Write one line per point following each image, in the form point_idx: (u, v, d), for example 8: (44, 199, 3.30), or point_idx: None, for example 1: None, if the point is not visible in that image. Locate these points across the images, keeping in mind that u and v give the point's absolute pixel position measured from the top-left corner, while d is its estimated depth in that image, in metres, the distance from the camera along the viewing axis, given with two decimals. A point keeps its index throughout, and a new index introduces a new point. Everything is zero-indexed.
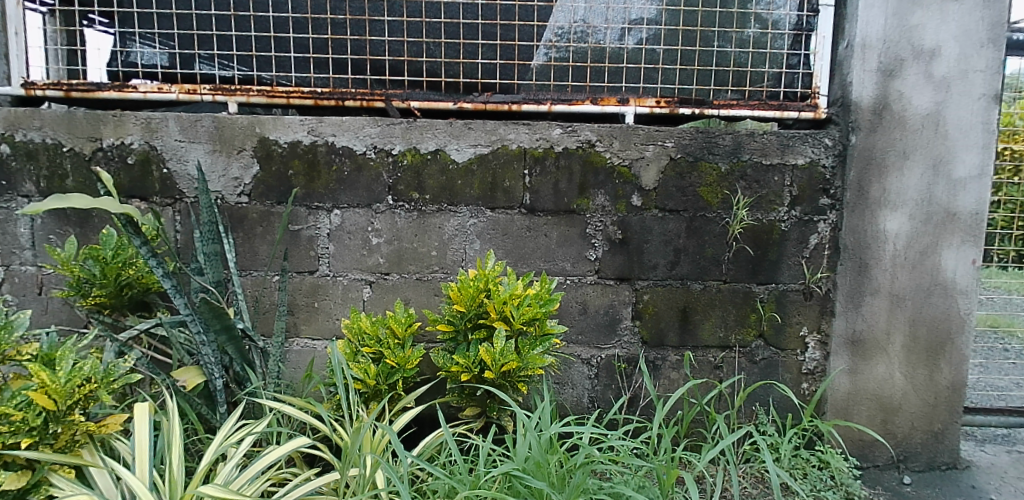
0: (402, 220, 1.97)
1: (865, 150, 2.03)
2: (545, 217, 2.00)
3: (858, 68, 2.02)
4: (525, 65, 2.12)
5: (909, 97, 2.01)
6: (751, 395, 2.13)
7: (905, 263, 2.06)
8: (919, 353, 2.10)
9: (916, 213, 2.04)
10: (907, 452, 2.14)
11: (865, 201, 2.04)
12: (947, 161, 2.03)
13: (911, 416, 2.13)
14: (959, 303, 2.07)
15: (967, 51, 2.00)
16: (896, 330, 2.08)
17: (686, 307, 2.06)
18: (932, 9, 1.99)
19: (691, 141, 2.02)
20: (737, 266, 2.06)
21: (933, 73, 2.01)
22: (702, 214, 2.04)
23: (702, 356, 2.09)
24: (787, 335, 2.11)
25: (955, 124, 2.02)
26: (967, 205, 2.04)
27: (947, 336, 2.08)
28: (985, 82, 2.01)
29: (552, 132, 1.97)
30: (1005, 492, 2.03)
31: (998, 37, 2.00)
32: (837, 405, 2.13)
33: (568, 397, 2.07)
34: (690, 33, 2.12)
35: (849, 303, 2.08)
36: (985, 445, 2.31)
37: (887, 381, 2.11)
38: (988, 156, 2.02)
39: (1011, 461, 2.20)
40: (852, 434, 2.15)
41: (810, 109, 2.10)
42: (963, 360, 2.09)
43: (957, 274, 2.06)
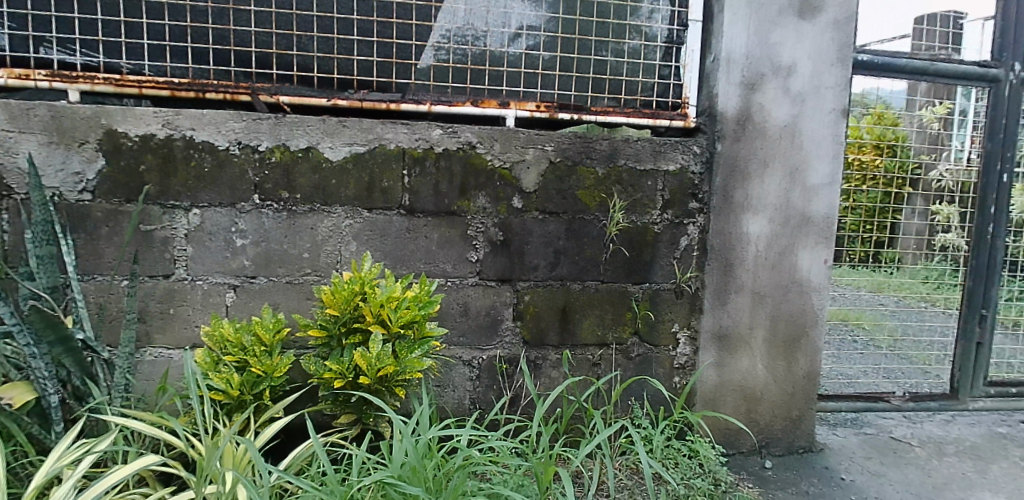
0: (270, 220, 1.88)
1: (729, 157, 2.17)
2: (425, 219, 1.98)
3: (724, 80, 2.15)
4: (404, 64, 2.09)
5: (768, 109, 2.18)
6: (627, 391, 2.21)
7: (766, 262, 2.22)
8: (778, 346, 2.26)
9: (775, 217, 2.21)
10: (768, 438, 2.30)
11: (730, 205, 2.18)
12: (802, 169, 2.21)
13: (772, 404, 2.29)
14: (813, 300, 2.26)
15: (819, 69, 2.20)
16: (758, 325, 2.24)
17: (565, 307, 2.11)
18: (789, 29, 2.17)
19: (569, 146, 2.07)
20: (613, 266, 2.14)
21: (790, 88, 2.19)
22: (581, 217, 2.10)
23: (581, 354, 2.14)
24: (659, 332, 2.20)
25: (808, 135, 2.21)
26: (820, 209, 2.23)
27: (803, 329, 2.26)
28: (834, 97, 2.21)
29: (431, 132, 1.95)
30: (853, 471, 2.23)
31: (845, 57, 2.21)
32: (705, 397, 2.24)
33: (448, 400, 2.05)
34: (568, 41, 2.17)
35: (716, 300, 2.21)
36: (836, 429, 2.53)
37: (750, 373, 2.26)
38: (837, 164, 2.23)
39: (858, 443, 2.43)
40: (719, 424, 2.27)
41: (680, 118, 2.22)
42: (817, 351, 2.28)
43: (812, 273, 2.25)
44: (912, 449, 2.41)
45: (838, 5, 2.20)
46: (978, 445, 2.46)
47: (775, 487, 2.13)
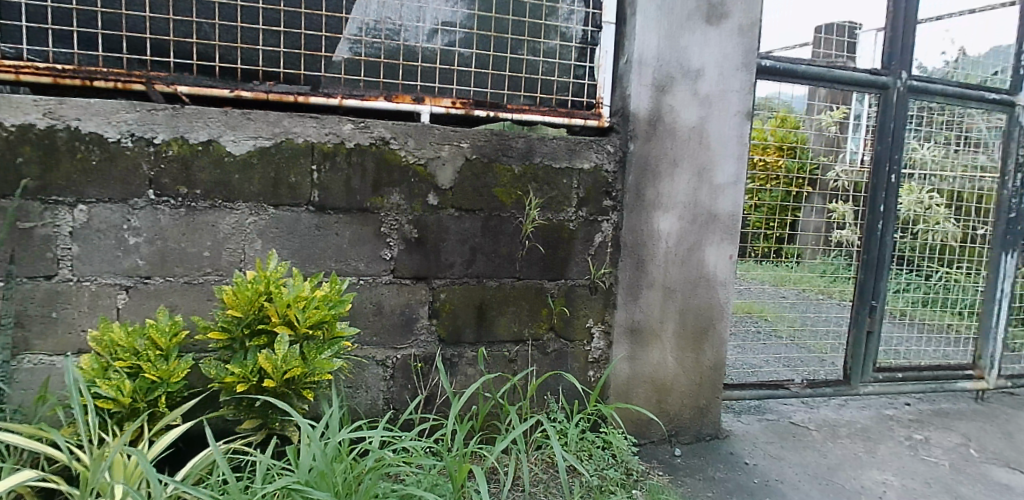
0: (167, 217, 1.78)
1: (641, 157, 2.23)
2: (336, 216, 1.93)
3: (636, 81, 2.21)
4: (312, 56, 2.03)
5: (678, 110, 2.26)
6: (542, 386, 2.24)
7: (675, 258, 2.30)
8: (687, 338, 2.35)
9: (684, 214, 2.29)
10: (677, 427, 2.39)
11: (642, 203, 2.25)
12: (709, 169, 2.31)
13: (681, 394, 2.38)
14: (719, 294, 2.36)
15: (725, 73, 2.30)
16: (668, 319, 2.32)
17: (481, 304, 2.11)
18: (697, 34, 2.26)
19: (485, 143, 2.07)
20: (529, 264, 2.16)
21: (698, 90, 2.28)
22: (497, 214, 2.10)
23: (497, 351, 2.15)
24: (574, 328, 2.25)
25: (715, 136, 2.30)
26: (725, 207, 2.34)
27: (710, 322, 2.37)
28: (739, 101, 2.32)
29: (342, 127, 1.91)
30: (755, 456, 2.36)
31: (748, 63, 2.33)
32: (618, 390, 2.31)
33: (361, 401, 2.02)
34: (484, 38, 2.17)
35: (628, 296, 2.27)
36: (740, 416, 2.67)
37: (661, 365, 2.34)
38: (741, 165, 2.34)
39: (760, 429, 2.57)
40: (632, 415, 2.34)
41: (594, 118, 2.26)
42: (723, 343, 2.39)
43: (718, 268, 2.35)
44: (809, 432, 2.57)
45: (743, 12, 2.30)
46: (867, 428, 2.66)
47: (684, 474, 2.21)
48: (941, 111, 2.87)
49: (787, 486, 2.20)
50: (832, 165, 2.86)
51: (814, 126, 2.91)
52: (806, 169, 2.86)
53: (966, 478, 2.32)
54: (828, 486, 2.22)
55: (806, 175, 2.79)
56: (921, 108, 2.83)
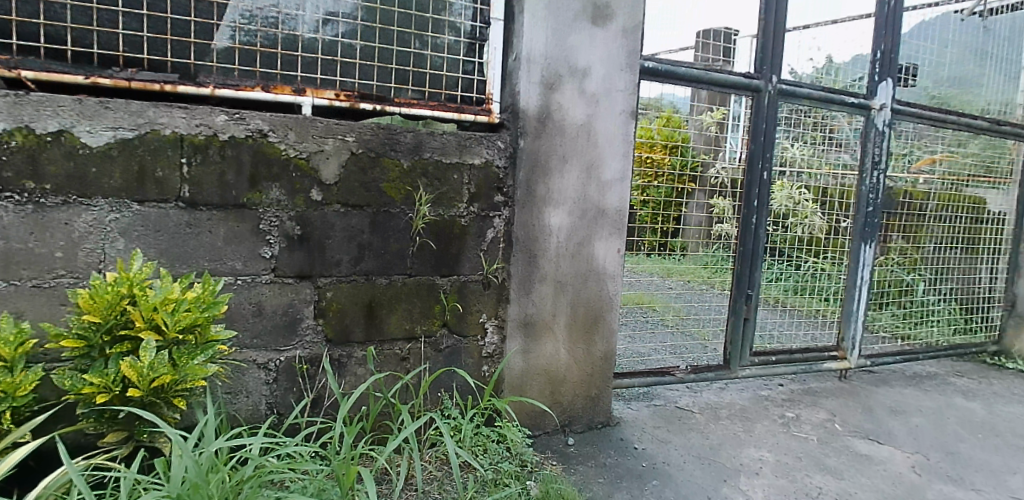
0: (10, 215, 1.64)
1: (531, 152, 2.27)
2: (209, 212, 1.84)
3: (525, 79, 2.24)
4: (181, 42, 1.91)
5: (566, 108, 2.31)
6: (436, 383, 2.22)
7: (566, 252, 2.35)
8: (579, 330, 2.41)
9: (574, 209, 2.35)
10: (570, 416, 2.45)
11: (532, 198, 2.28)
12: (597, 165, 2.39)
13: (574, 385, 2.43)
14: (608, 286, 2.44)
15: (610, 72, 2.39)
16: (560, 311, 2.37)
17: (370, 301, 2.06)
18: (584, 34, 2.32)
19: (372, 137, 2.03)
20: (420, 260, 2.14)
21: (585, 89, 2.34)
22: (385, 210, 2.06)
23: (388, 349, 2.11)
24: (468, 323, 2.24)
25: (602, 133, 2.39)
26: (612, 202, 2.43)
27: (601, 313, 2.44)
28: (624, 100, 2.42)
29: (214, 118, 1.83)
30: (644, 440, 2.46)
31: (631, 64, 2.43)
32: (512, 383, 2.32)
33: (241, 407, 1.92)
34: (369, 29, 2.12)
35: (521, 289, 2.30)
36: (630, 403, 2.79)
37: (554, 358, 2.38)
38: (626, 162, 2.44)
39: (649, 414, 2.69)
40: (526, 408, 2.36)
41: (484, 114, 2.27)
42: (612, 333, 2.48)
43: (607, 261, 2.43)
44: (693, 415, 2.72)
45: (626, 15, 2.40)
46: (745, 408, 2.84)
47: (577, 462, 2.27)
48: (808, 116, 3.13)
49: (673, 467, 2.32)
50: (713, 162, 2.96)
51: (697, 126, 2.92)
52: (688, 166, 2.94)
53: (830, 450, 2.54)
54: (710, 465, 2.36)
55: (689, 173, 2.88)
56: (790, 110, 3.04)
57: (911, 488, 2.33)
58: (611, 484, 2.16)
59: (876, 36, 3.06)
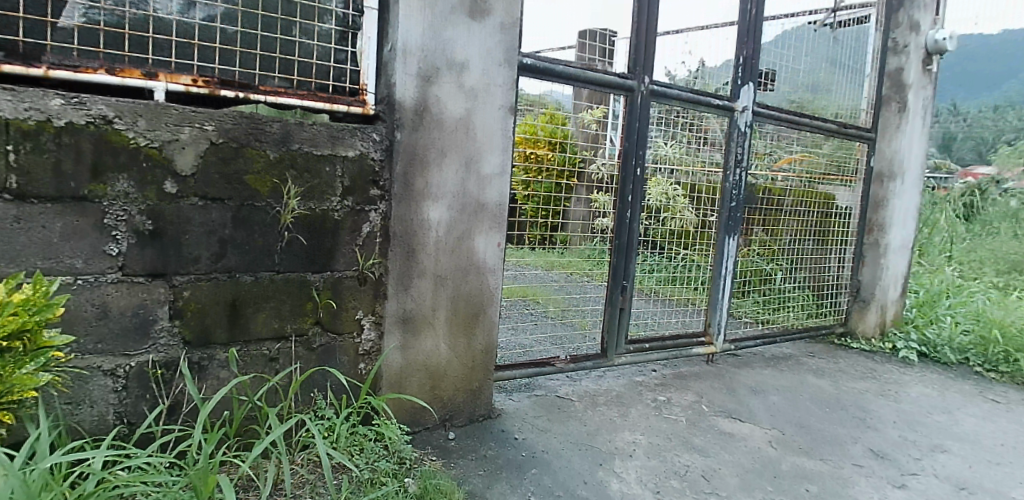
0: None
1: (409, 146, 2.24)
2: (42, 206, 1.68)
3: (400, 70, 2.20)
4: (7, 17, 1.73)
5: (444, 102, 2.30)
6: (308, 383, 2.14)
7: (445, 247, 2.34)
8: (459, 324, 2.41)
9: (453, 204, 2.35)
10: (452, 410, 2.45)
11: (410, 192, 2.25)
12: (476, 159, 2.39)
13: (455, 379, 2.43)
14: (488, 280, 2.46)
15: (489, 67, 2.40)
16: (440, 306, 2.35)
17: (234, 300, 1.96)
18: (461, 28, 2.32)
19: (234, 126, 1.92)
20: (289, 257, 2.05)
21: (463, 83, 2.34)
22: (249, 203, 1.96)
23: (255, 350, 2.01)
24: (343, 320, 2.18)
25: (481, 128, 2.40)
26: (492, 196, 2.45)
27: (481, 306, 2.46)
28: (503, 95, 2.45)
29: (47, 102, 1.67)
30: (524, 430, 2.51)
31: (510, 59, 2.45)
32: (390, 380, 2.28)
33: (85, 418, 1.76)
34: (231, 12, 2.00)
35: (399, 285, 2.26)
36: (512, 394, 2.83)
37: (434, 352, 2.36)
38: (505, 156, 2.47)
39: (530, 404, 2.74)
40: (405, 404, 2.33)
41: (358, 105, 2.21)
42: (493, 326, 2.50)
43: (487, 255, 2.45)
44: (572, 403, 2.80)
45: (504, 11, 2.41)
46: (621, 394, 2.97)
47: (457, 456, 2.27)
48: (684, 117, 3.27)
49: (551, 455, 2.38)
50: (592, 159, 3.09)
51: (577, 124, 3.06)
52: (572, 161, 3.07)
53: (698, 430, 2.70)
54: (587, 450, 2.44)
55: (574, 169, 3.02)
56: (662, 110, 3.16)
57: (768, 461, 2.53)
58: (491, 476, 2.18)
59: (739, 42, 3.25)
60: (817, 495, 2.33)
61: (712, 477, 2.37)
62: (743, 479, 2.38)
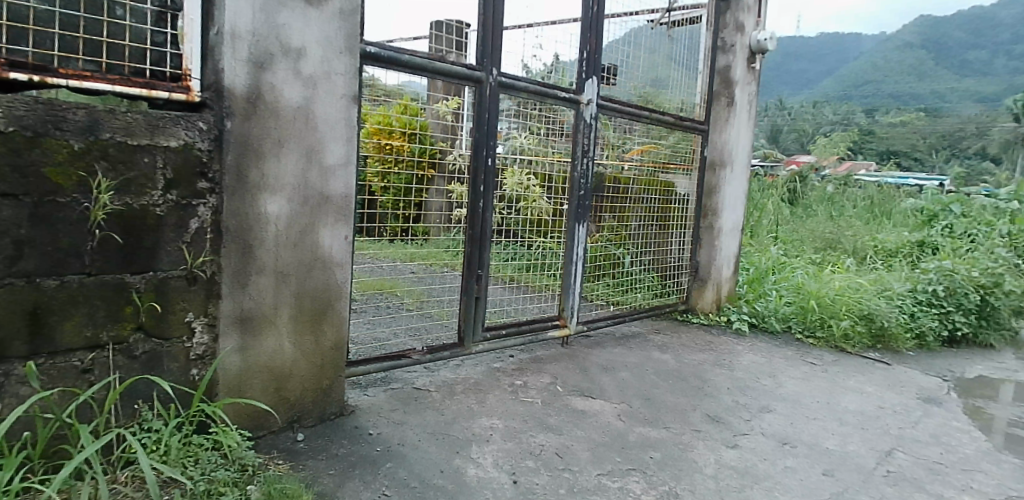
0: None
1: (241, 136, 2.11)
2: None
3: (229, 55, 2.06)
4: None
5: (280, 89, 2.19)
6: (131, 394, 1.97)
7: (286, 241, 2.25)
8: (305, 321, 2.33)
9: (293, 196, 2.26)
10: (301, 410, 2.36)
11: (244, 185, 2.13)
12: (318, 150, 2.31)
13: (302, 378, 2.35)
14: (335, 274, 2.40)
15: (328, 55, 2.32)
16: (282, 304, 2.26)
17: (35, 307, 1.76)
18: (296, 13, 2.22)
19: (28, 113, 1.72)
20: (103, 257, 1.87)
21: (301, 70, 2.25)
22: (50, 200, 1.77)
23: (63, 362, 1.82)
24: (170, 324, 2.03)
25: (321, 117, 2.31)
26: (336, 188, 2.37)
27: (329, 302, 2.39)
28: (345, 84, 2.38)
29: None
30: (379, 425, 2.48)
31: (351, 47, 2.39)
32: (228, 384, 2.15)
33: None
34: None
35: (234, 283, 2.13)
36: (366, 390, 2.80)
37: (277, 352, 2.26)
38: (350, 147, 2.41)
39: (385, 399, 2.72)
40: (246, 409, 2.21)
41: (181, 91, 2.04)
42: (342, 321, 2.44)
43: (333, 249, 2.38)
44: (429, 394, 2.81)
45: None
46: (478, 381, 3.02)
47: (306, 457, 2.19)
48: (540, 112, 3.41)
49: (407, 447, 2.36)
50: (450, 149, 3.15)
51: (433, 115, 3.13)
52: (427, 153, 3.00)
53: (553, 410, 2.81)
54: (444, 439, 2.45)
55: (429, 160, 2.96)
56: (515, 102, 3.25)
57: (617, 434, 2.68)
58: (342, 474, 2.13)
59: (582, 38, 3.37)
60: (660, 461, 2.50)
61: (565, 454, 2.48)
62: (593, 453, 2.50)
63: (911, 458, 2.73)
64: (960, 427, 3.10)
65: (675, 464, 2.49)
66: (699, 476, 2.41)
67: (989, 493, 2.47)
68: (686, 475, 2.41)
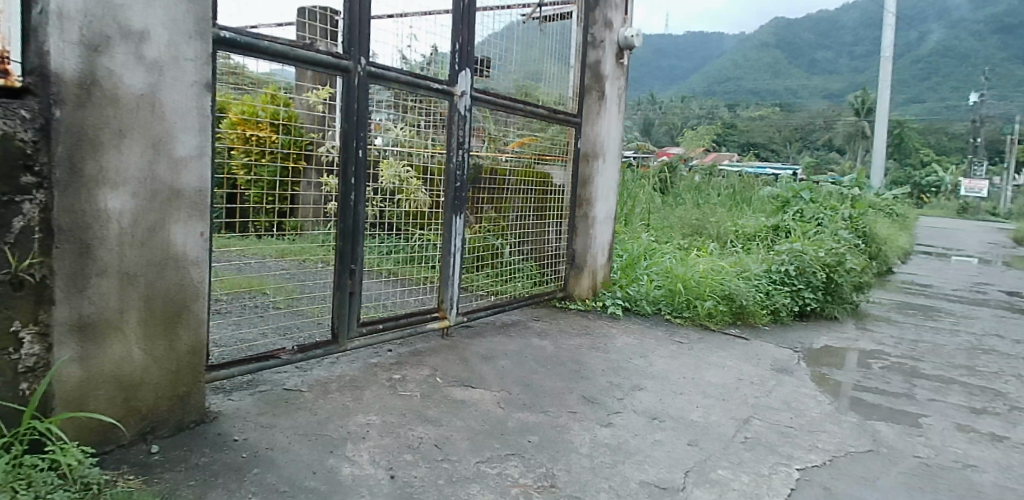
0: None
1: (73, 125, 1.92)
2: None
3: (56, 36, 1.86)
4: None
5: (119, 75, 2.01)
6: None
7: (132, 240, 2.08)
8: (157, 325, 2.18)
9: (139, 191, 2.09)
10: (154, 421, 2.22)
11: (79, 179, 1.94)
12: (167, 141, 2.16)
13: (155, 386, 2.20)
14: (190, 273, 2.27)
15: (176, 39, 2.16)
16: (129, 307, 2.10)
17: None
18: None
19: None
20: None
21: (144, 55, 2.08)
22: None
23: None
24: None
25: (170, 106, 2.16)
26: (189, 182, 2.24)
27: (184, 303, 2.26)
28: (196, 70, 2.23)
29: None
30: (244, 431, 2.38)
31: (202, 31, 2.24)
32: (67, 398, 1.96)
33: None
34: None
35: (71, 287, 1.94)
36: (231, 394, 2.67)
37: (125, 359, 2.10)
38: (203, 138, 2.27)
39: (252, 402, 2.61)
40: (90, 424, 2.03)
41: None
42: (199, 323, 2.32)
43: (186, 247, 2.25)
44: (301, 394, 2.72)
45: None
46: (353, 378, 2.96)
47: (161, 470, 2.06)
48: (419, 103, 3.37)
49: (276, 451, 2.27)
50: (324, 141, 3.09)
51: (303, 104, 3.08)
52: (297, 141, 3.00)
53: (431, 402, 2.81)
54: (317, 440, 2.38)
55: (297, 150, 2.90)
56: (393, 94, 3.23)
57: (496, 421, 2.73)
58: (202, 484, 2.01)
59: (454, 29, 3.32)
60: (537, 444, 2.57)
61: (444, 444, 2.48)
62: (472, 441, 2.53)
63: (765, 424, 2.98)
64: (806, 393, 3.43)
65: (551, 446, 2.56)
66: (575, 455, 2.50)
67: (829, 450, 2.76)
68: (562, 456, 2.49)
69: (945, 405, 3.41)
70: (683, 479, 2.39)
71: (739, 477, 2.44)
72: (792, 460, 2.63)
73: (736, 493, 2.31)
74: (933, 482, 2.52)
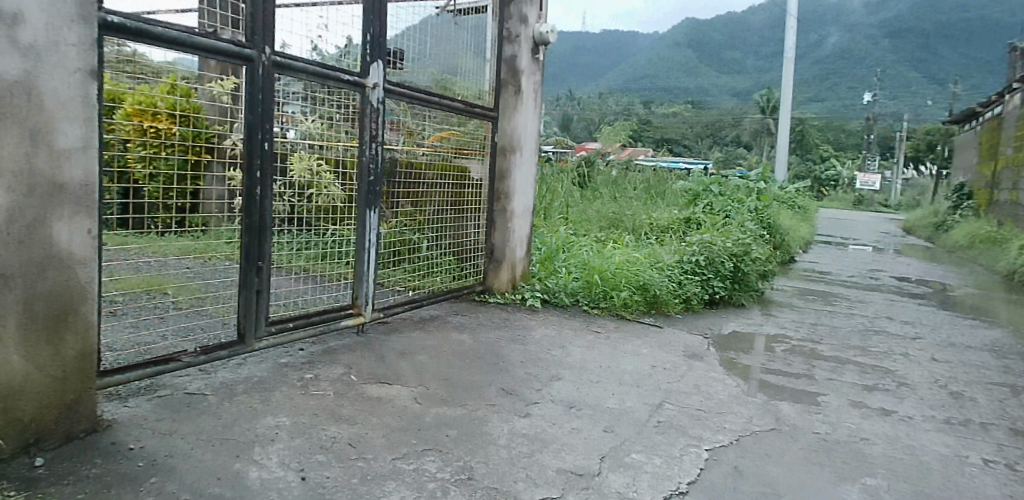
0: None
1: None
2: None
3: None
4: None
5: None
6: None
7: (6, 239, 1.93)
8: (38, 329, 2.02)
9: (14, 185, 1.94)
10: (39, 431, 2.07)
11: None
12: (46, 131, 2.00)
13: (38, 395, 2.04)
14: (77, 273, 2.12)
15: (55, 22, 2.00)
16: (6, 311, 1.94)
17: None
18: None
19: None
20: None
21: (17, 39, 1.91)
22: None
23: None
24: None
25: (49, 94, 2.00)
26: (73, 175, 2.09)
27: (70, 305, 2.11)
28: (79, 56, 2.08)
29: None
30: (142, 439, 2.26)
31: (86, 15, 2.08)
32: None
33: None
34: None
35: None
36: (127, 400, 2.53)
37: (3, 367, 1.94)
38: (88, 128, 2.13)
39: (150, 408, 2.48)
40: None
41: None
42: (87, 326, 2.17)
43: (71, 245, 2.10)
44: (204, 398, 2.62)
45: None
46: (262, 379, 2.87)
47: (47, 484, 1.93)
48: (330, 94, 3.26)
49: (177, 458, 2.17)
50: (229, 134, 2.92)
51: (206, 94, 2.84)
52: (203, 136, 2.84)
53: (345, 401, 2.76)
54: (222, 445, 2.29)
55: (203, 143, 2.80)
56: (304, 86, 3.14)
57: (413, 417, 2.71)
58: (93, 497, 1.89)
59: (365, 21, 3.25)
60: (455, 438, 2.57)
61: (358, 443, 2.44)
62: (388, 438, 2.49)
63: (677, 408, 3.10)
64: (715, 377, 3.60)
65: (469, 439, 2.57)
66: (493, 447, 2.52)
67: (736, 430, 2.90)
68: (480, 448, 2.50)
69: (840, 384, 3.66)
70: (598, 464, 2.46)
71: (652, 460, 2.53)
72: (701, 442, 2.75)
73: (648, 476, 2.39)
74: (828, 455, 2.70)
